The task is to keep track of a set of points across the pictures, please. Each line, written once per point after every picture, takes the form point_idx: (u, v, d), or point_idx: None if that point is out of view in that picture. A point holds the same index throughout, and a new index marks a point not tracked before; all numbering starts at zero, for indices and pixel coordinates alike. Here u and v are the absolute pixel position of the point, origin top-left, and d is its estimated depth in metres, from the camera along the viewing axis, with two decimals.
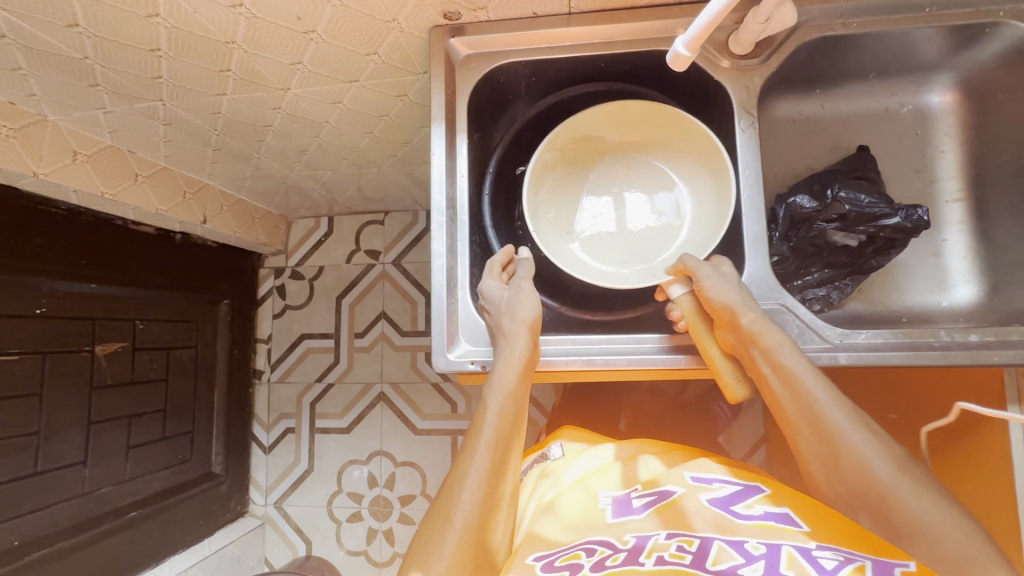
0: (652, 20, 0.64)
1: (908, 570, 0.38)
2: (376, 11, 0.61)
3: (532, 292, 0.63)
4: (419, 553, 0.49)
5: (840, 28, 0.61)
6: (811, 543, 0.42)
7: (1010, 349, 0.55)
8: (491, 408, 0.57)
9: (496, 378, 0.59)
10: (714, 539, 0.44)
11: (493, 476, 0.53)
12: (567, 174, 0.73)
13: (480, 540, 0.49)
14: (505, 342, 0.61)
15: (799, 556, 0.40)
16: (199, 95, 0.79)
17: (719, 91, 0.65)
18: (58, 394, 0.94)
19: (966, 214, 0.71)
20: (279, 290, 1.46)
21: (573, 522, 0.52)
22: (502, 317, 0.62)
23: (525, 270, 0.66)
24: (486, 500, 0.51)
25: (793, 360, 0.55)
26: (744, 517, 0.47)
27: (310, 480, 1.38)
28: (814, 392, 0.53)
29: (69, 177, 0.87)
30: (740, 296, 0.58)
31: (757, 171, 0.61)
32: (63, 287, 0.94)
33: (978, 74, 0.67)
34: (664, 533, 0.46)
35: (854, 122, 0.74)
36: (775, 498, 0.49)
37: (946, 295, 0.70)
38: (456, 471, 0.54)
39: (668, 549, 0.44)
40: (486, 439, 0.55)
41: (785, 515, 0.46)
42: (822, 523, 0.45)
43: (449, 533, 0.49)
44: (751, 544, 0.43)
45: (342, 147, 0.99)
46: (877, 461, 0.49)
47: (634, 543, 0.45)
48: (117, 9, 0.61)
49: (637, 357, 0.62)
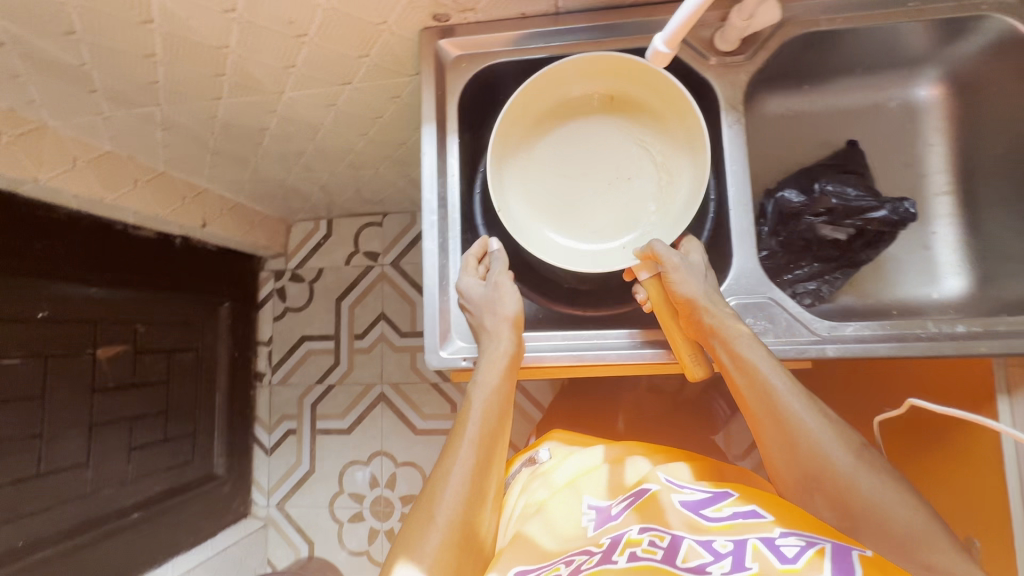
0: (639, 19, 0.65)
1: (864, 554, 0.41)
2: (367, 14, 0.62)
3: (512, 288, 0.62)
4: (403, 550, 0.50)
5: (825, 24, 0.62)
6: (775, 532, 0.44)
7: (997, 340, 0.56)
8: (475, 407, 0.57)
9: (480, 375, 0.59)
10: (684, 536, 0.45)
11: (476, 473, 0.54)
12: (547, 146, 0.68)
13: (464, 539, 0.50)
14: (490, 340, 0.61)
15: (764, 547, 0.42)
16: (196, 99, 0.80)
17: (706, 88, 0.66)
18: (59, 397, 0.95)
19: (956, 207, 0.71)
20: (279, 292, 1.47)
21: (561, 531, 0.53)
22: (484, 314, 0.62)
23: (499, 264, 0.65)
24: (470, 497, 0.52)
25: (751, 350, 0.55)
26: (714, 518, 0.47)
27: (312, 481, 1.39)
28: (772, 381, 0.53)
29: (69, 182, 0.88)
30: (703, 289, 0.58)
31: (744, 167, 0.62)
32: (65, 291, 0.96)
33: (964, 68, 0.68)
34: (637, 528, 0.48)
35: (844, 117, 0.75)
36: (744, 498, 0.50)
37: (936, 287, 0.70)
38: (439, 469, 0.55)
39: (641, 544, 0.45)
40: (470, 436, 0.56)
41: (754, 512, 0.47)
42: (784, 514, 0.47)
43: (432, 533, 0.50)
44: (719, 542, 0.44)
45: (339, 149, 1.00)
46: (833, 448, 0.50)
47: (608, 543, 0.47)
48: (113, 16, 0.62)
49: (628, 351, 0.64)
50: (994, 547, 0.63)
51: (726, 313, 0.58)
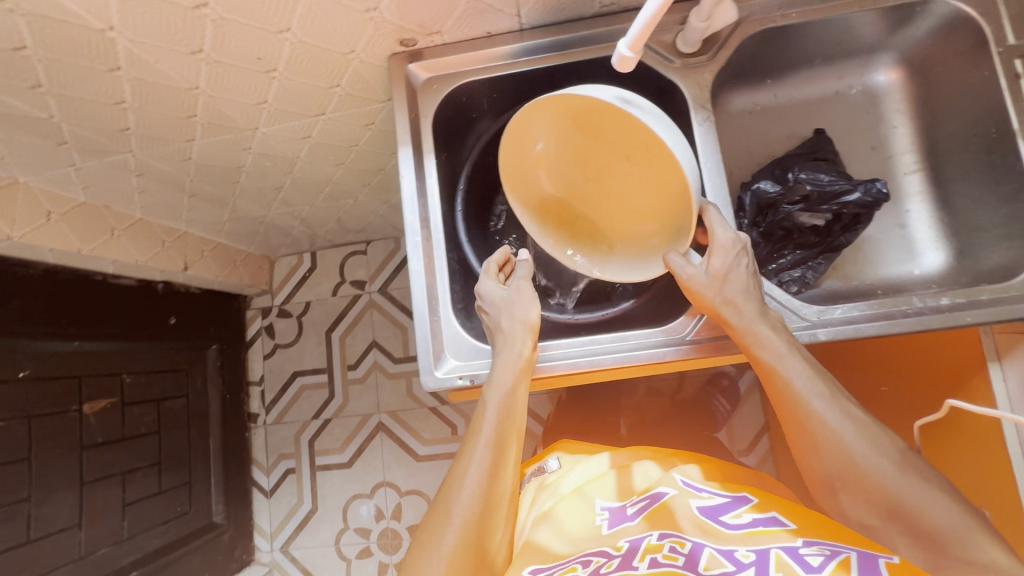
0: (602, 29, 0.66)
1: (891, 561, 0.40)
2: (334, 44, 0.64)
3: (532, 293, 0.62)
4: (419, 551, 0.50)
5: (780, 20, 0.64)
6: (798, 540, 0.44)
7: (981, 309, 0.57)
8: (491, 405, 0.56)
9: (495, 378, 0.58)
10: (706, 545, 0.45)
11: (493, 474, 0.53)
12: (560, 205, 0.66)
13: (478, 542, 0.49)
14: (505, 342, 0.61)
15: (787, 556, 0.42)
16: (169, 142, 0.80)
17: (673, 91, 0.67)
18: (46, 458, 0.92)
19: (926, 185, 0.73)
20: (268, 329, 1.46)
21: (572, 533, 0.52)
22: (502, 317, 0.62)
23: (524, 271, 0.65)
24: (485, 497, 0.51)
25: (771, 351, 0.54)
26: (734, 526, 0.47)
27: (315, 520, 1.35)
28: (792, 380, 0.53)
29: (43, 236, 0.87)
30: (723, 296, 0.56)
31: (718, 162, 0.63)
32: (45, 347, 0.93)
33: (917, 51, 0.70)
34: (657, 534, 0.48)
35: (809, 107, 0.77)
36: (762, 505, 0.50)
37: (917, 264, 0.72)
38: (455, 472, 0.54)
39: (661, 550, 0.45)
40: (486, 438, 0.55)
41: (772, 519, 0.47)
42: (804, 520, 0.47)
43: (448, 532, 0.49)
44: (741, 552, 0.44)
45: (317, 181, 1.00)
46: (861, 449, 0.48)
47: (627, 548, 0.47)
48: (79, 67, 0.62)
49: (625, 354, 0.64)
50: (1010, 519, 0.61)
51: (757, 318, 0.56)
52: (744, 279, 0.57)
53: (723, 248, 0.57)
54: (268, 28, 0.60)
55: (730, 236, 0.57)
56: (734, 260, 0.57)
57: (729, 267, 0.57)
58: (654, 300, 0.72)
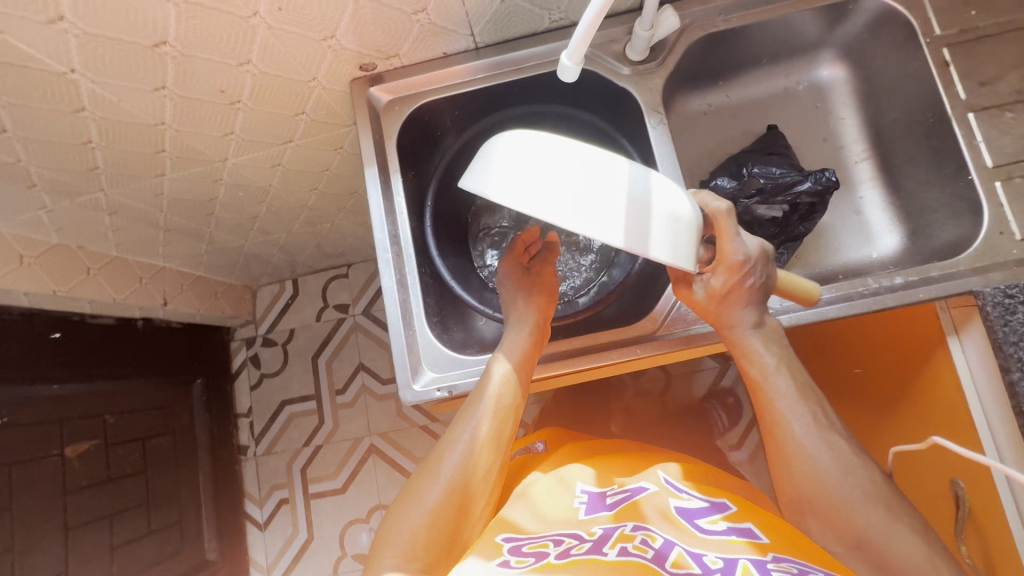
0: (555, 42, 0.69)
1: None
2: (295, 73, 0.66)
3: (541, 288, 0.67)
4: (403, 502, 0.52)
5: (722, 24, 0.68)
6: (766, 555, 0.44)
7: (933, 285, 0.59)
8: (493, 380, 0.57)
9: (502, 354, 0.59)
10: (676, 544, 0.47)
11: (486, 443, 0.54)
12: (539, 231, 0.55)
13: (459, 503, 0.51)
14: (517, 324, 0.63)
15: (754, 567, 0.43)
16: (139, 178, 0.81)
17: (626, 98, 0.69)
18: (29, 505, 0.90)
19: (876, 172, 0.76)
20: (253, 359, 1.45)
21: (546, 514, 0.53)
22: (517, 299, 0.65)
23: (541, 266, 0.69)
24: (473, 466, 0.53)
25: (759, 366, 0.55)
26: (709, 531, 0.49)
27: (312, 550, 1.33)
28: (776, 400, 0.54)
29: (16, 281, 0.87)
30: (727, 311, 0.56)
31: (673, 161, 0.65)
32: (24, 392, 0.92)
33: (855, 46, 0.74)
34: (631, 526, 0.49)
35: (760, 105, 0.80)
36: (739, 515, 0.51)
37: (874, 248, 0.74)
38: (449, 434, 0.55)
39: (633, 541, 0.47)
40: (484, 409, 0.56)
41: (746, 530, 0.49)
42: (777, 534, 0.48)
43: (433, 488, 0.51)
44: (709, 557, 0.45)
45: (292, 208, 1.01)
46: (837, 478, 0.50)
47: (600, 534, 0.49)
48: (44, 110, 0.63)
49: (597, 357, 0.64)
50: (981, 489, 0.60)
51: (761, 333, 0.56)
52: (749, 293, 0.55)
53: (727, 267, 0.54)
54: (229, 61, 0.61)
55: (739, 254, 0.54)
56: (738, 278, 0.55)
57: (732, 286, 0.55)
58: (626, 300, 0.74)
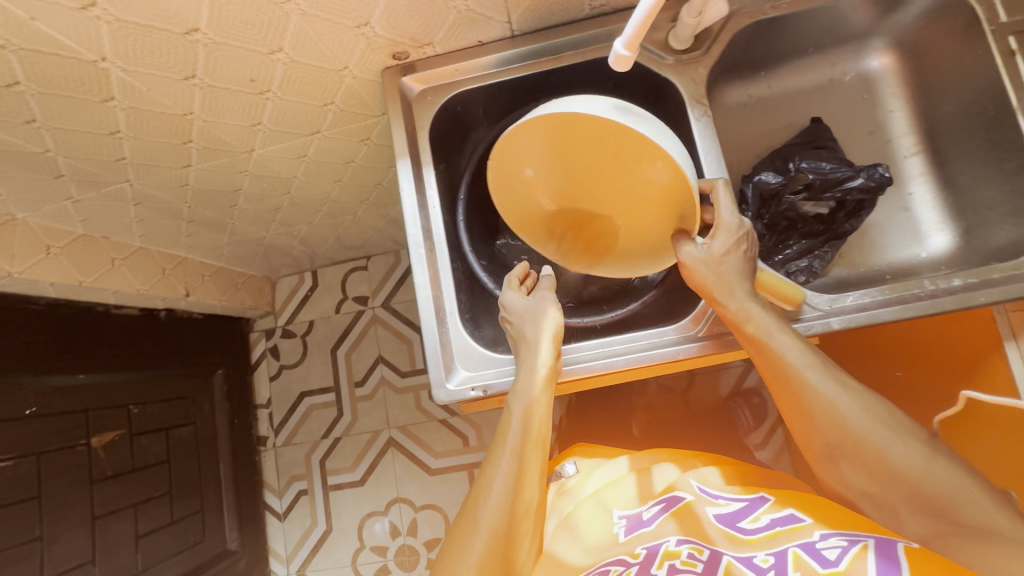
0: (595, 30, 0.66)
1: (910, 545, 0.40)
2: (326, 62, 0.64)
3: (554, 302, 0.63)
4: (447, 561, 0.49)
5: (770, 11, 0.65)
6: (813, 535, 0.43)
7: (994, 288, 0.56)
8: (515, 416, 0.56)
9: (520, 387, 0.58)
10: (724, 553, 0.45)
11: (525, 486, 0.52)
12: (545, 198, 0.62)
13: (506, 549, 0.49)
14: (528, 351, 0.60)
15: (805, 554, 0.42)
16: (165, 169, 0.80)
17: (667, 89, 0.67)
18: (57, 494, 0.91)
19: (927, 167, 0.73)
20: (272, 351, 1.45)
21: (590, 543, 0.53)
22: (526, 325, 0.61)
23: (547, 282, 0.66)
24: (512, 508, 0.51)
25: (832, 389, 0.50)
26: (751, 531, 0.46)
27: (331, 541, 1.34)
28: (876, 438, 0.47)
29: (44, 272, 0.86)
30: (731, 275, 0.55)
31: (718, 156, 0.63)
32: (50, 383, 0.92)
33: (909, 34, 0.70)
34: (676, 539, 0.48)
35: (804, 96, 0.76)
36: (780, 503, 0.49)
37: (923, 247, 0.71)
38: (481, 480, 0.53)
39: (679, 556, 0.45)
40: (513, 447, 0.54)
41: (790, 515, 0.47)
42: (820, 511, 0.47)
43: (476, 540, 0.49)
44: (760, 557, 0.43)
45: (315, 200, 1.00)
46: (851, 412, 0.49)
47: (645, 555, 0.47)
48: (72, 99, 0.62)
49: (608, 358, 0.63)
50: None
51: (817, 361, 0.51)
52: (739, 263, 0.56)
53: (727, 231, 0.57)
54: (260, 49, 0.60)
55: (734, 220, 0.57)
56: (735, 245, 0.56)
57: (726, 252, 0.56)
58: (661, 298, 0.72)
